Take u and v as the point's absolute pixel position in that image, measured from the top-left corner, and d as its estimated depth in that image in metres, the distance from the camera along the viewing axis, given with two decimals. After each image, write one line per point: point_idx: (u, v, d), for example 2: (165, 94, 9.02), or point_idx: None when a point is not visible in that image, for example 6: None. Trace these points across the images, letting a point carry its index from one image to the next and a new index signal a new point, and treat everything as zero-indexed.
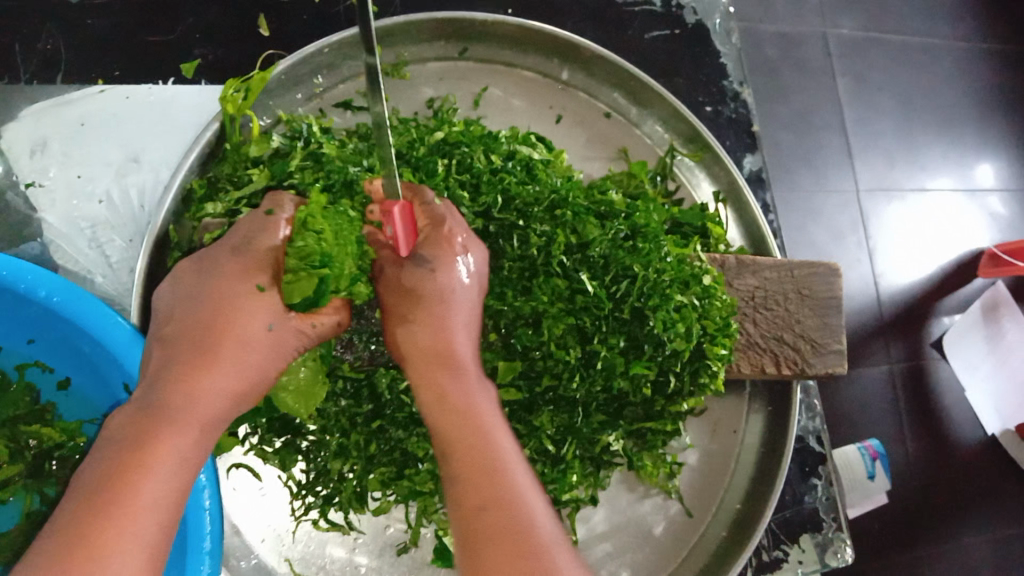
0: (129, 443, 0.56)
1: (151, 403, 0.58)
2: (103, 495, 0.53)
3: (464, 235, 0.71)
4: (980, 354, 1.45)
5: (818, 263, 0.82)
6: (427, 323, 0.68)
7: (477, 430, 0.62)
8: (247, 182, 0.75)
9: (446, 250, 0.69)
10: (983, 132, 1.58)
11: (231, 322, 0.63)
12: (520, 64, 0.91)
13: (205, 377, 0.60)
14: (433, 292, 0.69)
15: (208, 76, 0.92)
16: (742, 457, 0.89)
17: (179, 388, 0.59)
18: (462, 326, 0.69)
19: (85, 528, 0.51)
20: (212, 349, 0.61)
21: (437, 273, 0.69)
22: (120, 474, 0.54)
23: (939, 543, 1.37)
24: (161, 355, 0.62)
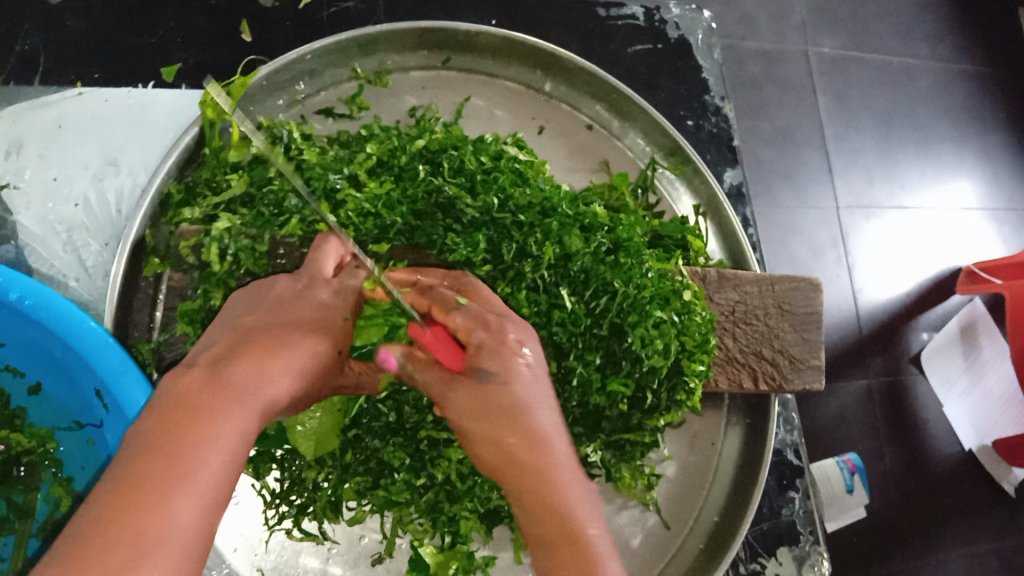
0: (187, 405, 0.51)
1: (222, 372, 0.54)
2: (158, 456, 0.48)
3: (517, 329, 0.66)
4: (957, 369, 1.46)
5: (799, 278, 0.83)
6: (503, 433, 0.62)
7: (566, 522, 0.58)
8: (225, 187, 0.75)
9: (507, 355, 0.64)
10: (960, 150, 1.60)
11: (301, 332, 0.61)
12: (502, 75, 0.92)
13: (271, 365, 0.57)
14: (506, 400, 0.62)
15: (188, 81, 0.92)
16: (720, 468, 0.89)
17: (247, 362, 0.56)
18: (552, 429, 0.63)
19: (142, 487, 0.46)
20: (285, 346, 0.59)
21: (507, 385, 0.63)
22: (177, 435, 0.49)
23: (917, 558, 1.37)
24: (229, 338, 0.58)
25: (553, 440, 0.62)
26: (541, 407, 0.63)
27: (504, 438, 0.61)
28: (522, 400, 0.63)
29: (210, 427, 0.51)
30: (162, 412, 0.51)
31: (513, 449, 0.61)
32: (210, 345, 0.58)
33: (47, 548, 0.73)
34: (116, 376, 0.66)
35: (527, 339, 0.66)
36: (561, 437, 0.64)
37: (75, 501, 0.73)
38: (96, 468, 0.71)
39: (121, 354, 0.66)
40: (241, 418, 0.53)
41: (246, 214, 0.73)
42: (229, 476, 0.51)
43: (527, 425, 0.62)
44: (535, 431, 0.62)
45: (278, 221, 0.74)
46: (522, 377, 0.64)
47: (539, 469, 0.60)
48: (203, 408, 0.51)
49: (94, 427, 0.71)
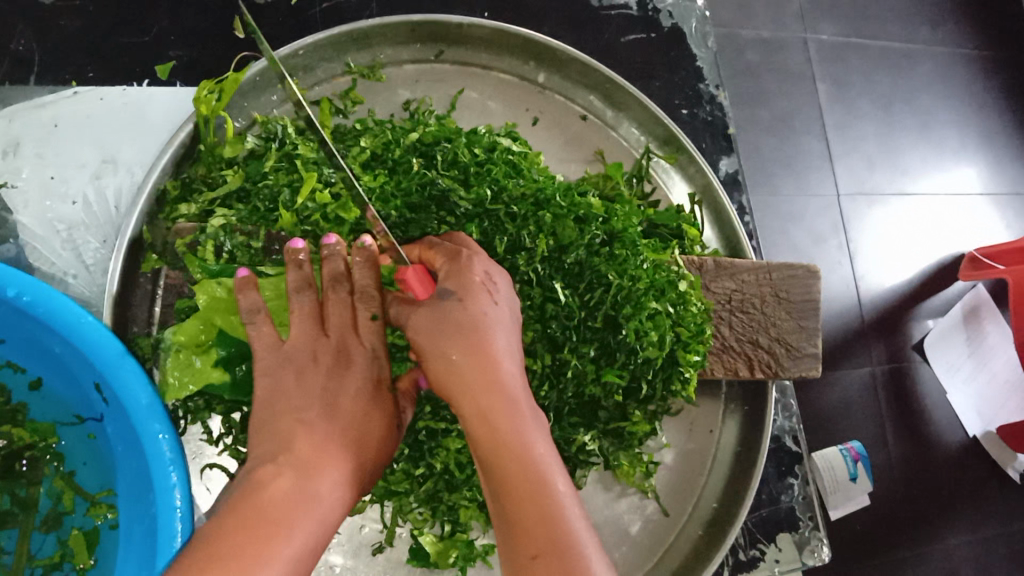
0: (262, 511, 0.57)
1: (299, 486, 0.59)
2: (234, 555, 0.53)
3: (483, 261, 0.69)
4: (961, 355, 1.46)
5: (798, 266, 0.83)
6: (451, 344, 0.64)
7: (512, 438, 0.59)
8: (222, 182, 0.76)
9: (467, 278, 0.66)
10: (962, 136, 1.59)
11: (360, 429, 0.66)
12: (495, 67, 0.92)
13: (334, 477, 0.62)
14: (465, 319, 0.65)
15: (182, 78, 0.93)
16: (718, 456, 0.89)
17: (317, 473, 0.61)
18: (505, 350, 0.65)
19: (213, 574, 0.51)
20: (330, 414, 0.65)
21: (462, 303, 0.65)
22: (255, 538, 0.54)
23: (923, 544, 1.37)
24: (302, 435, 0.63)
25: (506, 364, 0.64)
26: (499, 327, 0.65)
27: (451, 351, 0.64)
28: (480, 319, 0.65)
29: (283, 536, 0.56)
30: (239, 513, 0.56)
31: (468, 362, 0.63)
32: (282, 442, 0.63)
33: (50, 543, 0.74)
34: (112, 370, 0.66)
35: (495, 274, 0.68)
36: (514, 359, 0.65)
37: (79, 494, 0.74)
38: (99, 461, 0.73)
39: (117, 345, 0.66)
40: (309, 525, 0.58)
41: (242, 209, 0.75)
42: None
43: (485, 343, 0.64)
44: (491, 348, 0.64)
45: (272, 216, 0.74)
46: (479, 302, 0.66)
47: (493, 388, 0.61)
48: (280, 519, 0.57)
49: (95, 421, 0.72)
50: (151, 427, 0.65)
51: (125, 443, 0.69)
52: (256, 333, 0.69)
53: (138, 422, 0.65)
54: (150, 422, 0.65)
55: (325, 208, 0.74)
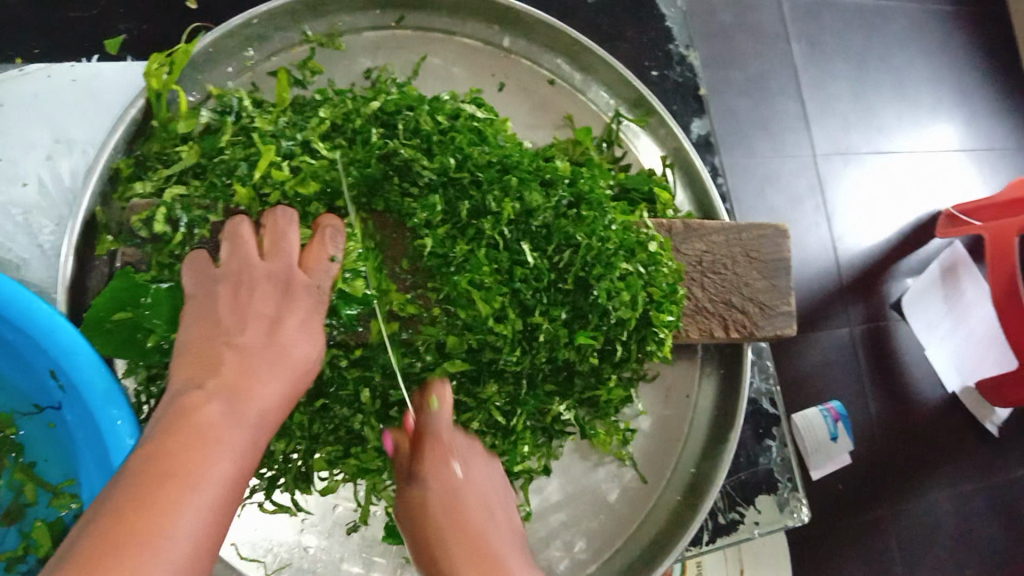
0: (195, 431, 0.57)
1: (228, 407, 0.60)
2: (167, 469, 0.53)
3: (459, 442, 0.75)
4: (939, 313, 1.44)
5: (765, 226, 0.82)
6: (442, 522, 0.70)
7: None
8: (177, 159, 0.73)
9: (443, 459, 0.72)
10: (938, 91, 1.58)
11: (294, 354, 0.66)
12: (459, 31, 0.89)
13: (266, 394, 0.62)
14: (450, 499, 0.71)
15: (132, 53, 0.91)
16: (695, 420, 0.89)
17: (248, 396, 0.61)
18: (494, 527, 0.71)
19: (153, 487, 0.52)
20: (258, 350, 0.65)
21: (445, 484, 0.71)
22: (187, 453, 0.55)
23: (904, 501, 1.38)
24: (229, 362, 0.63)
25: (494, 534, 0.70)
26: (477, 505, 0.72)
27: (441, 529, 0.70)
28: (458, 500, 0.71)
29: (213, 451, 0.56)
30: (173, 432, 0.56)
31: (455, 534, 0.69)
32: (211, 372, 0.62)
33: (12, 536, 0.73)
34: (69, 356, 0.65)
35: (467, 454, 0.75)
36: (498, 530, 0.71)
37: (42, 486, 0.73)
38: (62, 450, 0.73)
39: (74, 331, 0.65)
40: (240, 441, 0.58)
41: (197, 185, 0.72)
42: (228, 498, 0.55)
43: (469, 519, 0.71)
44: (475, 522, 0.71)
45: (231, 191, 0.72)
46: (454, 481, 0.72)
47: (456, 517, 0.71)
48: (209, 436, 0.57)
49: (55, 410, 0.72)
50: (109, 412, 0.65)
51: (83, 429, 0.69)
52: (199, 269, 0.69)
53: (98, 407, 0.65)
54: (107, 408, 0.65)
55: (283, 185, 0.72)
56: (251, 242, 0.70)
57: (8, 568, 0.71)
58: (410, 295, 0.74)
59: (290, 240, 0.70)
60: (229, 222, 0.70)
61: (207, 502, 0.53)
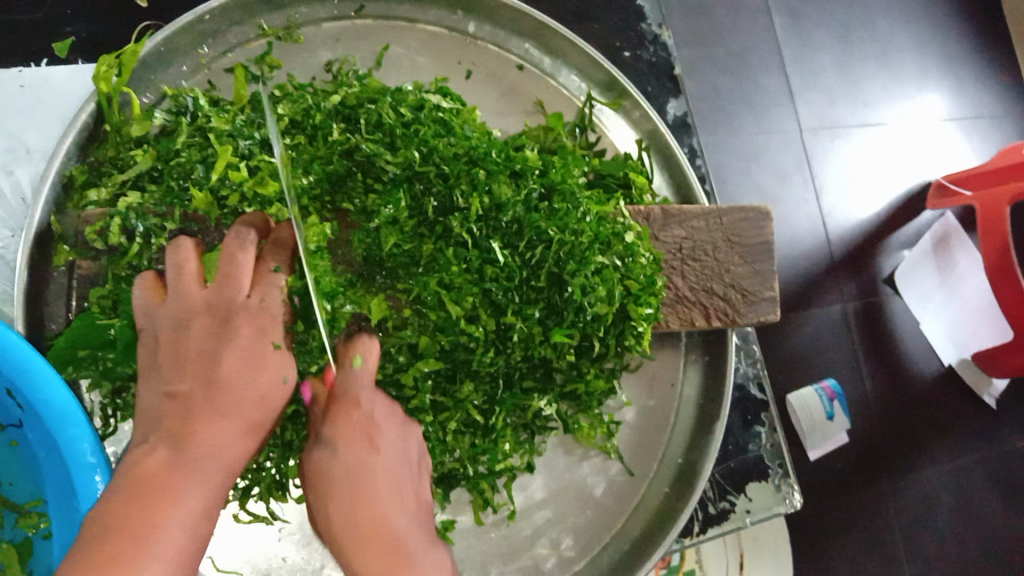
0: (141, 489, 0.54)
1: (176, 453, 0.57)
2: (119, 534, 0.51)
3: (373, 403, 0.67)
4: (932, 284, 1.42)
5: (747, 207, 0.80)
6: (332, 501, 0.63)
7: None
8: (132, 164, 0.71)
9: (346, 423, 0.65)
10: (924, 60, 1.55)
11: (244, 384, 0.62)
12: (421, 19, 0.87)
13: (219, 430, 0.59)
14: (345, 475, 0.63)
15: (83, 56, 0.89)
16: (681, 410, 0.87)
17: (196, 438, 0.58)
18: (389, 498, 0.63)
19: (107, 556, 0.50)
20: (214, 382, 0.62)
21: (338, 453, 0.64)
22: (138, 515, 0.53)
23: (902, 478, 1.36)
24: (171, 409, 0.60)
25: (393, 515, 0.62)
26: (387, 476, 0.64)
27: (333, 507, 0.62)
28: (353, 470, 0.63)
29: (167, 507, 0.54)
30: (120, 497, 0.54)
31: (349, 515, 0.62)
32: (155, 424, 0.59)
33: None
34: (26, 371, 0.63)
35: (382, 414, 0.67)
36: (407, 506, 0.64)
37: (6, 507, 0.70)
38: (26, 469, 0.71)
39: (29, 346, 0.63)
40: (194, 486, 0.56)
41: (153, 191, 0.69)
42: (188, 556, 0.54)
43: (372, 493, 0.63)
44: (379, 497, 0.63)
45: (187, 196, 0.69)
46: (361, 451, 0.64)
47: (358, 490, 0.62)
48: (158, 491, 0.55)
49: (16, 428, 0.70)
50: (69, 429, 0.63)
51: (46, 448, 0.67)
52: (149, 316, 0.65)
53: (57, 426, 0.63)
54: (67, 426, 0.63)
55: (242, 186, 0.69)
56: (192, 269, 0.66)
57: None
58: (380, 295, 0.71)
59: (244, 259, 0.66)
60: (172, 243, 0.67)
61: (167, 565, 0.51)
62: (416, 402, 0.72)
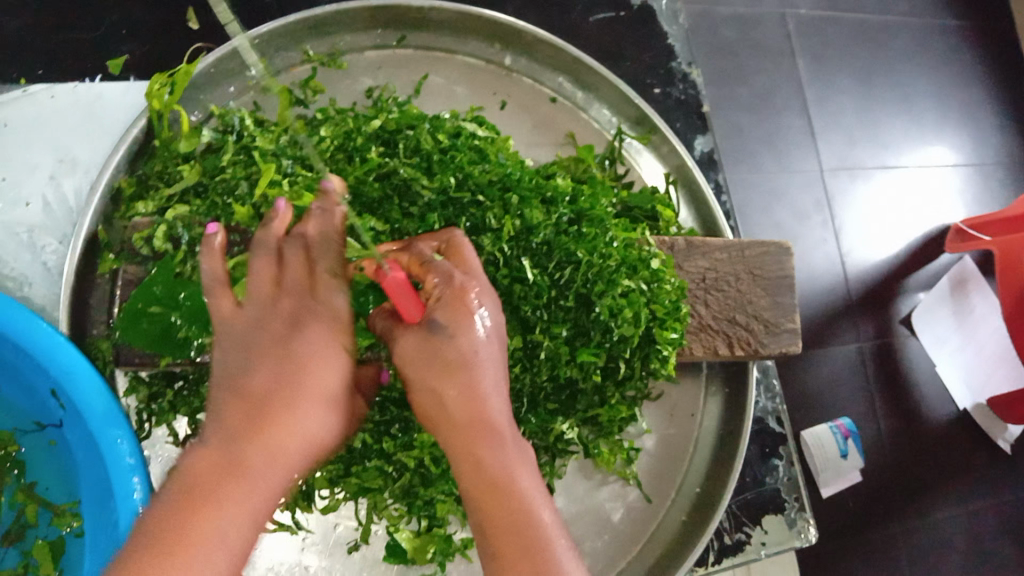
0: (202, 489, 0.54)
1: (243, 443, 0.56)
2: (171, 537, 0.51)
3: (479, 289, 0.63)
4: (948, 329, 1.44)
5: (769, 242, 0.82)
6: (443, 385, 0.59)
7: (513, 508, 0.56)
8: (178, 179, 0.74)
9: (463, 312, 0.61)
10: (944, 106, 1.58)
11: (324, 370, 0.61)
12: (460, 50, 0.90)
13: (295, 418, 0.58)
14: (455, 360, 0.60)
15: (136, 73, 0.93)
16: (700, 439, 0.88)
17: (247, 430, 0.57)
18: (494, 387, 0.60)
19: (152, 572, 0.49)
20: (301, 381, 0.60)
21: (455, 339, 0.60)
22: (185, 528, 0.52)
23: (915, 520, 1.36)
24: (248, 388, 0.59)
25: (497, 410, 0.59)
26: (488, 361, 0.60)
27: (446, 394, 0.59)
28: (467, 356, 0.60)
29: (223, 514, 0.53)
30: (180, 494, 0.53)
31: (446, 394, 0.59)
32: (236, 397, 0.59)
33: (12, 555, 0.73)
34: (69, 374, 0.65)
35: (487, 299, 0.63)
36: (500, 396, 0.61)
37: (43, 506, 0.73)
38: (63, 469, 0.73)
39: (73, 349, 0.65)
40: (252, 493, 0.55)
41: (199, 204, 0.73)
42: (233, 563, 0.53)
43: (473, 376, 0.59)
44: (480, 379, 0.59)
45: (231, 210, 0.73)
46: (473, 334, 0.60)
47: (461, 363, 0.59)
48: (218, 488, 0.54)
49: (56, 428, 0.72)
50: (110, 432, 0.64)
51: (84, 447, 0.69)
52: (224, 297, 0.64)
53: (98, 426, 0.64)
54: (109, 429, 0.64)
55: (280, 206, 0.72)
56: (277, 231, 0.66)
57: None
58: None
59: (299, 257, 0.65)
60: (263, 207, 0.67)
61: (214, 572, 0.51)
62: None
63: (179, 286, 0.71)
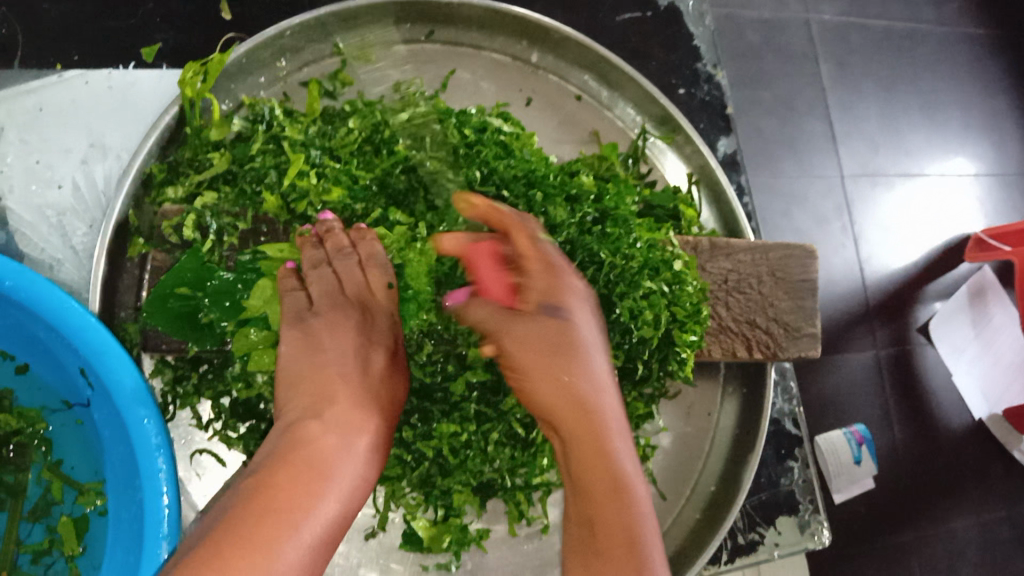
0: (299, 470, 0.60)
1: (330, 437, 0.63)
2: (268, 505, 0.57)
3: (550, 247, 0.68)
4: (966, 338, 1.43)
5: (793, 245, 0.82)
6: (538, 327, 0.65)
7: (601, 430, 0.61)
8: (208, 166, 0.75)
9: (540, 267, 0.66)
10: (968, 114, 1.57)
11: (388, 385, 0.68)
12: (488, 47, 0.91)
13: (369, 422, 0.65)
14: (563, 337, 0.64)
15: (168, 61, 0.94)
16: (716, 439, 0.89)
17: (318, 446, 0.62)
18: (587, 329, 0.65)
19: (253, 535, 0.54)
20: (373, 390, 0.67)
21: (546, 286, 0.66)
22: (282, 501, 0.57)
23: (927, 529, 1.35)
24: (326, 396, 0.66)
25: (592, 356, 0.64)
26: (577, 305, 0.65)
27: (543, 332, 0.64)
28: (557, 298, 0.65)
29: (318, 494, 0.59)
30: (278, 472, 0.59)
31: (540, 334, 0.65)
32: (317, 400, 0.66)
33: (38, 530, 0.75)
34: (99, 355, 0.66)
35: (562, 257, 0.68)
36: (591, 335, 0.65)
37: (68, 484, 0.75)
38: (88, 448, 0.74)
39: (103, 330, 0.66)
40: (319, 495, 0.59)
41: (228, 191, 0.74)
42: (328, 537, 0.58)
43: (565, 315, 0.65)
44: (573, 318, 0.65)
45: (259, 199, 0.74)
46: (560, 281, 0.66)
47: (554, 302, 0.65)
48: (311, 472, 0.60)
49: (83, 407, 0.73)
50: (137, 411, 0.65)
51: (111, 427, 0.70)
52: (288, 295, 0.72)
53: (126, 406, 0.65)
54: (135, 407, 0.65)
55: (308, 196, 0.74)
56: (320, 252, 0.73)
57: (35, 559, 0.74)
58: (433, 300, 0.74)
59: (358, 272, 0.72)
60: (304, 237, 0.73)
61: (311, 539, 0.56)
62: (461, 411, 0.74)
63: (207, 274, 0.71)
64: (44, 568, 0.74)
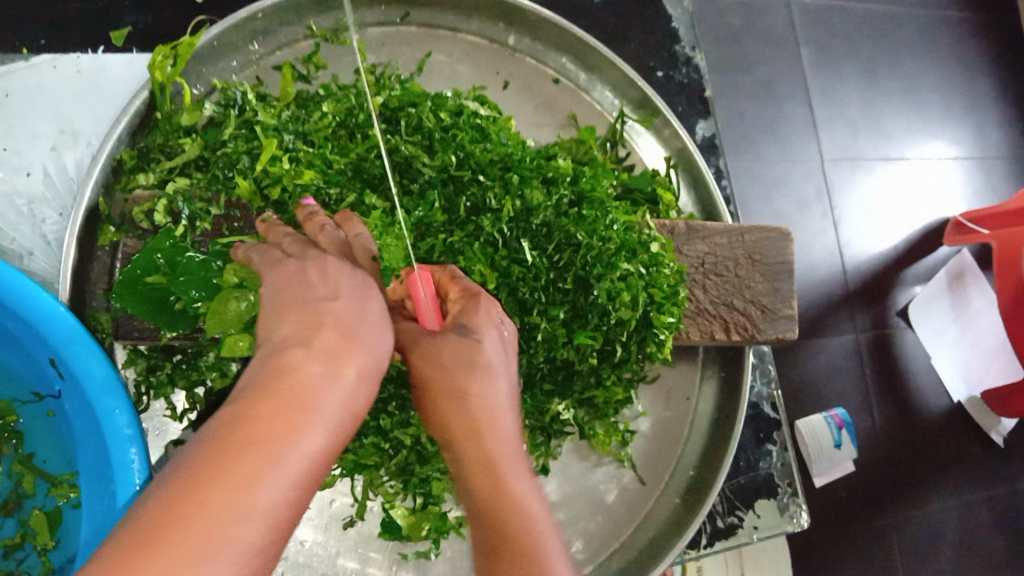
0: (280, 399, 0.47)
1: (318, 368, 0.50)
2: (244, 440, 0.44)
3: (497, 306, 0.65)
4: (946, 320, 1.45)
5: (769, 228, 0.82)
6: (447, 353, 0.60)
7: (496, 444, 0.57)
8: (179, 152, 0.75)
9: (481, 318, 0.63)
10: (947, 98, 1.58)
11: (377, 319, 0.56)
12: (464, 29, 0.90)
13: (359, 354, 0.53)
14: (474, 358, 0.60)
15: (138, 46, 0.93)
16: (695, 423, 0.89)
17: (303, 376, 0.49)
18: (499, 357, 0.61)
19: (224, 479, 0.42)
20: (361, 322, 0.55)
21: (470, 325, 0.62)
22: (257, 436, 0.45)
23: (906, 511, 1.36)
24: (304, 324, 0.53)
25: (500, 381, 0.60)
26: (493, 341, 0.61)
27: (448, 356, 0.60)
28: (474, 333, 0.61)
29: (301, 430, 0.46)
30: (255, 401, 0.47)
31: (451, 354, 0.60)
32: (293, 326, 0.53)
33: (9, 524, 0.74)
34: (69, 344, 0.65)
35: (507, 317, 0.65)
36: (504, 367, 0.61)
37: (40, 477, 0.74)
38: (61, 440, 0.74)
39: (72, 320, 0.65)
40: (302, 430, 0.46)
41: (200, 178, 0.74)
42: (308, 482, 0.46)
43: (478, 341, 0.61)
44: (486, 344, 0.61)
45: (232, 184, 0.73)
46: (480, 317, 0.62)
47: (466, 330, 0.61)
48: (294, 404, 0.47)
49: (54, 398, 0.73)
50: (107, 401, 0.64)
51: (82, 418, 0.69)
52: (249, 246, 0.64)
53: (96, 396, 0.64)
54: (105, 397, 0.64)
55: (281, 179, 0.72)
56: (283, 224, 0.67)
57: (7, 554, 0.73)
58: None
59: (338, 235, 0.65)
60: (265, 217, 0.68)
61: (291, 482, 0.44)
62: None
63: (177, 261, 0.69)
64: (16, 563, 0.72)
